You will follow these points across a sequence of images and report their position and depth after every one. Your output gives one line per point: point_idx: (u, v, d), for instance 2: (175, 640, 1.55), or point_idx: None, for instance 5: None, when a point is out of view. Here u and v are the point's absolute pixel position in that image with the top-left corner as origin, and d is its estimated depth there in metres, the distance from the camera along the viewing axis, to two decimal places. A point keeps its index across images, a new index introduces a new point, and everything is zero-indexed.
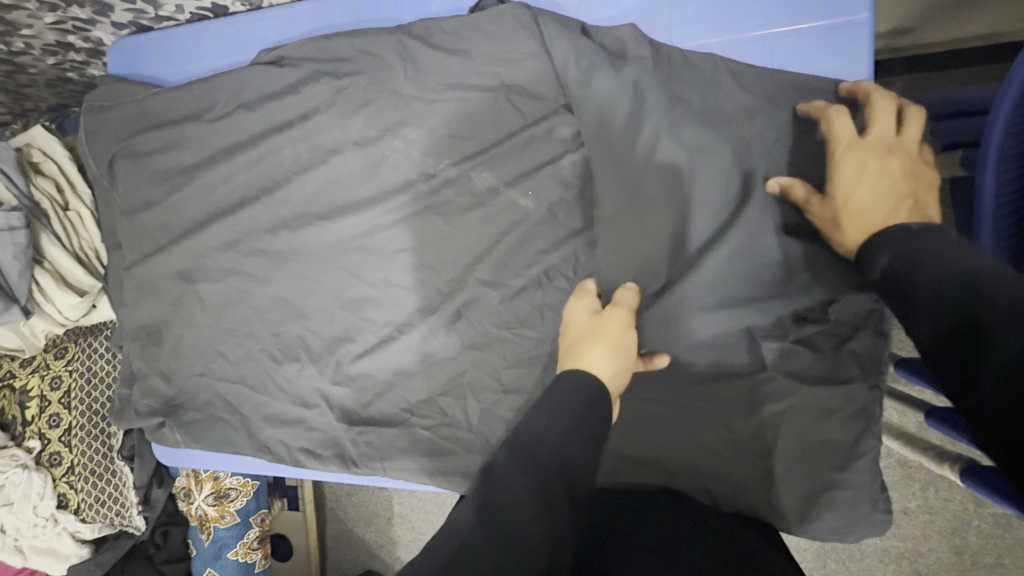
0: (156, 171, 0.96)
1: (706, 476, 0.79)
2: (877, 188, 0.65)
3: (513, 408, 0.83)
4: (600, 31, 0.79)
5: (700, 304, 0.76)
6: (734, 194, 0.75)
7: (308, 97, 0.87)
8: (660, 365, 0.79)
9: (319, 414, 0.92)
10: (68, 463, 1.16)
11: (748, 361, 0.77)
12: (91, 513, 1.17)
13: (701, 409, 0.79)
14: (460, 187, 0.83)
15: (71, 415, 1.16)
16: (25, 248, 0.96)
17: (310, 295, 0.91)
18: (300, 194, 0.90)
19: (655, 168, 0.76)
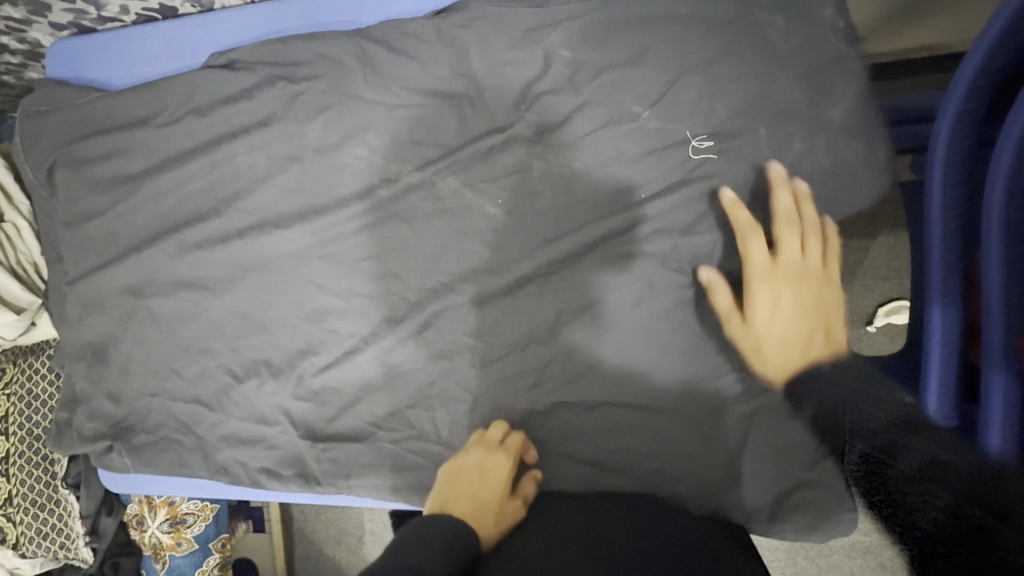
0: (100, 179, 0.91)
1: (678, 481, 0.78)
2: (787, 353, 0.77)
3: (484, 418, 0.81)
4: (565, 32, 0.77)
5: (663, 308, 0.77)
6: (694, 197, 0.76)
7: (263, 103, 0.84)
8: (630, 372, 0.79)
9: (280, 431, 0.87)
10: (8, 493, 1.12)
11: (719, 364, 0.77)
12: (33, 546, 1.14)
13: (674, 414, 0.78)
14: (424, 193, 0.80)
15: (10, 443, 1.13)
16: None
17: (270, 307, 0.87)
18: (259, 203, 0.87)
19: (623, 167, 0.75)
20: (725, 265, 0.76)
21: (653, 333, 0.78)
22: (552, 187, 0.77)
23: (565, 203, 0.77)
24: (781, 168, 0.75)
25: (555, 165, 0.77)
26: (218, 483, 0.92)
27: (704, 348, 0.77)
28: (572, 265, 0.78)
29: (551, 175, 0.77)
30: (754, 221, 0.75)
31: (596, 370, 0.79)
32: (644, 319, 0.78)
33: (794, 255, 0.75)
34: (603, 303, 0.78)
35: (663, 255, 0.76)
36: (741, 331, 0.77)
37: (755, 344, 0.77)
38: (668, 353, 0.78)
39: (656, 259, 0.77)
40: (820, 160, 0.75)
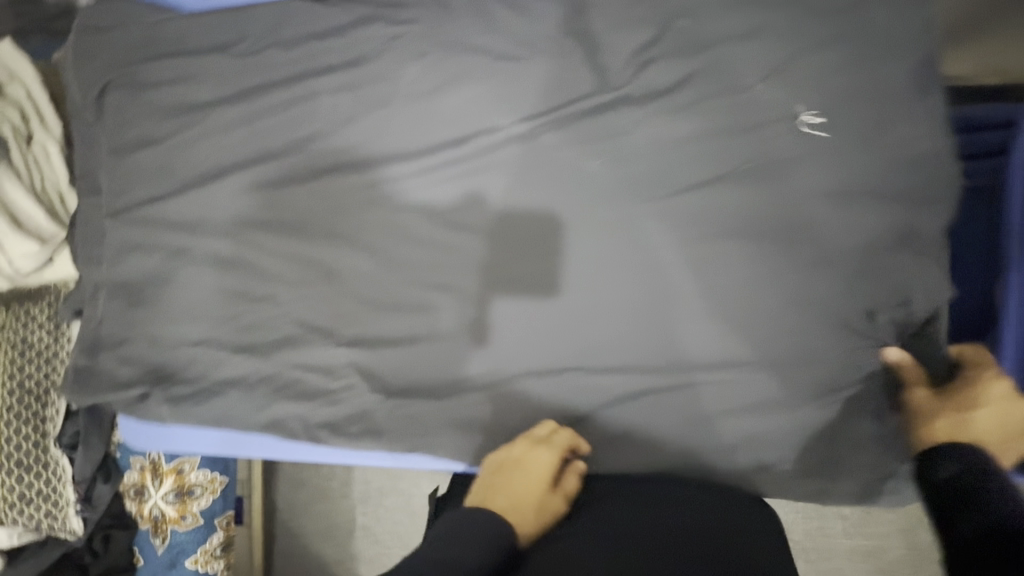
0: (162, 105, 0.85)
1: (762, 458, 0.76)
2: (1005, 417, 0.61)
3: (563, 381, 0.81)
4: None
5: (760, 282, 0.76)
6: (806, 172, 0.73)
7: (357, 42, 0.81)
8: (722, 345, 0.76)
9: (345, 386, 0.82)
10: None
11: (824, 344, 0.74)
12: (13, 512, 1.01)
13: (767, 393, 0.75)
14: (523, 148, 0.79)
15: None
16: None
17: (342, 255, 0.83)
18: (341, 145, 0.83)
19: (733, 138, 0.75)
20: (834, 242, 0.74)
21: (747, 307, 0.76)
22: (656, 153, 0.76)
23: (670, 170, 0.77)
24: (888, 150, 0.73)
25: (664, 129, 0.76)
26: (263, 437, 0.85)
27: (806, 325, 0.74)
28: (667, 230, 0.78)
29: (658, 141, 0.76)
30: (865, 202, 0.73)
31: (689, 348, 0.78)
32: (740, 293, 0.76)
33: (905, 239, 0.74)
34: (699, 281, 0.77)
35: (766, 227, 0.75)
36: (849, 311, 0.74)
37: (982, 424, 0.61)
38: (769, 332, 0.75)
39: (757, 231, 0.76)
40: (932, 145, 0.74)
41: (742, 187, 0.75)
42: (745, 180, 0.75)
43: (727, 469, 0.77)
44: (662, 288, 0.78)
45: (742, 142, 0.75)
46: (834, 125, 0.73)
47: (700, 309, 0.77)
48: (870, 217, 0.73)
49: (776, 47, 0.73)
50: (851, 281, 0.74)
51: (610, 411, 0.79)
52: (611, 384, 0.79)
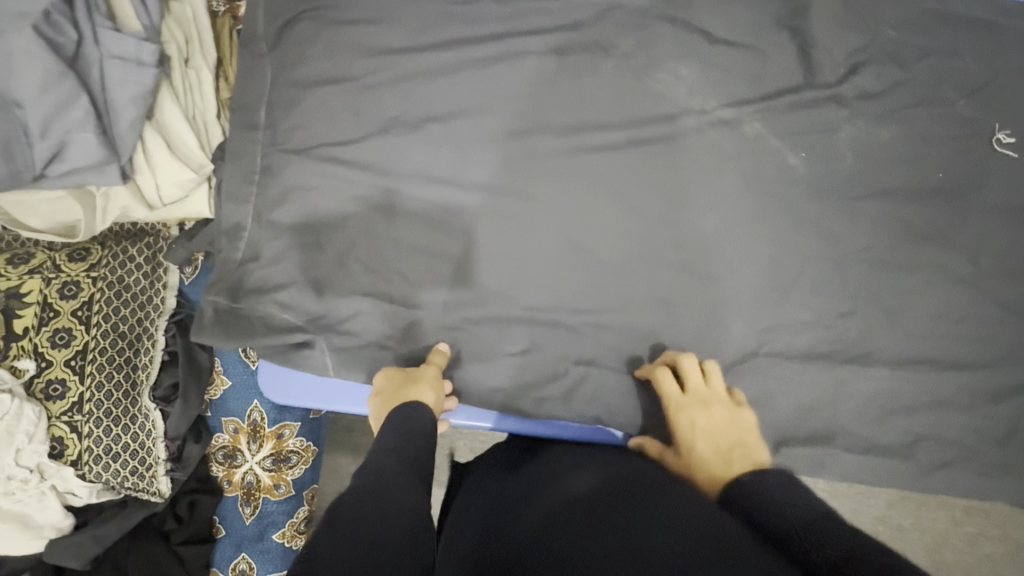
0: (358, 44, 0.82)
1: (950, 461, 0.74)
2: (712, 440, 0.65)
3: (761, 364, 0.77)
4: (897, 10, 0.81)
5: (954, 281, 0.77)
6: (996, 185, 0.78)
7: (571, 8, 0.82)
8: (918, 341, 0.76)
9: (521, 351, 0.80)
10: (77, 396, 0.92)
11: (1013, 349, 0.76)
12: (97, 468, 0.92)
13: (957, 393, 0.75)
14: (727, 131, 0.80)
15: (88, 335, 0.95)
16: (146, 94, 0.77)
17: (526, 214, 0.81)
18: (540, 106, 0.82)
19: (933, 144, 0.79)
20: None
21: (942, 305, 0.76)
22: (856, 150, 0.79)
23: (871, 166, 0.79)
24: None
25: (867, 129, 0.80)
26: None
27: (996, 329, 0.76)
28: (864, 223, 0.79)
29: (860, 139, 0.79)
30: None
31: (885, 345, 0.76)
32: (935, 289, 0.77)
33: None
34: (898, 279, 0.77)
35: (959, 231, 0.78)
36: None
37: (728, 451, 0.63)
38: (959, 336, 0.76)
39: (951, 234, 0.78)
40: None
41: (937, 191, 0.79)
42: (941, 184, 0.79)
43: (913, 475, 0.74)
44: (612, 278, 0.80)
45: (938, 150, 0.79)
46: (1021, 147, 0.79)
47: (653, 288, 0.80)
48: None
49: (968, 69, 0.80)
50: None
51: (800, 402, 0.76)
52: (801, 374, 0.76)
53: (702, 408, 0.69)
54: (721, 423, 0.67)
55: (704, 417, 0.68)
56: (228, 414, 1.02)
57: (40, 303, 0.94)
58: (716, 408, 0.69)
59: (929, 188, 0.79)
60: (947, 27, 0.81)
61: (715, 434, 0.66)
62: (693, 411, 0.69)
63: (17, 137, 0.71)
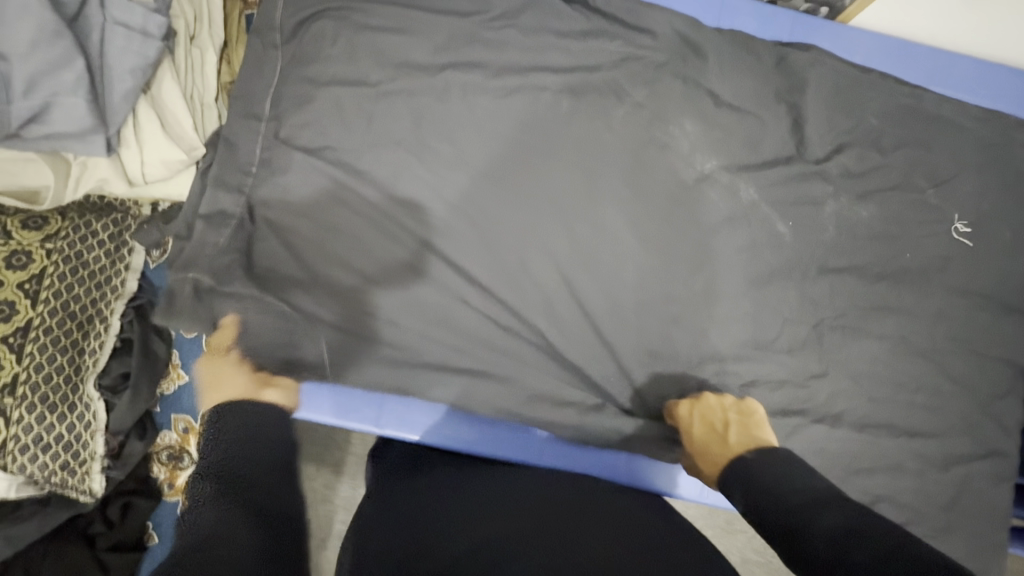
0: (378, 53, 0.82)
1: (900, 524, 0.79)
2: (708, 430, 0.73)
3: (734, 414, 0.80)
4: (882, 100, 0.89)
5: (912, 354, 0.83)
6: (954, 270, 0.86)
7: (592, 50, 0.84)
8: (875, 406, 0.82)
9: (507, 379, 0.79)
10: (11, 376, 0.83)
11: (959, 421, 0.82)
12: (21, 459, 0.82)
13: (907, 458, 0.81)
14: (723, 189, 0.85)
15: (32, 310, 0.86)
16: (147, 67, 0.73)
17: (529, 244, 0.82)
18: (551, 139, 0.84)
19: (902, 227, 0.86)
20: (972, 334, 0.85)
21: (899, 376, 0.83)
22: (834, 223, 0.86)
23: (846, 240, 0.86)
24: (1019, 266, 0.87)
25: (846, 205, 0.86)
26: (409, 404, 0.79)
27: (946, 402, 0.82)
28: (836, 291, 0.85)
29: (839, 213, 0.86)
30: (995, 305, 0.86)
31: (848, 406, 0.82)
32: (894, 360, 0.83)
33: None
34: (862, 346, 0.83)
35: (920, 308, 0.85)
36: (979, 397, 0.83)
37: (720, 436, 0.71)
38: (912, 405, 0.82)
39: (913, 310, 0.84)
40: None
41: (903, 270, 0.85)
42: (907, 264, 0.86)
43: None
44: (610, 314, 0.82)
45: (907, 232, 0.86)
46: (977, 238, 0.87)
47: (649, 330, 0.82)
48: (998, 318, 0.86)
49: (937, 162, 0.88)
50: (983, 370, 0.84)
51: None
52: (774, 429, 0.79)
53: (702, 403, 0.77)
54: (720, 415, 0.74)
55: (705, 411, 0.76)
56: (180, 412, 1.01)
57: None
58: (716, 401, 0.77)
59: (897, 266, 0.85)
60: (923, 122, 0.89)
61: (718, 423, 0.73)
62: (695, 406, 0.77)
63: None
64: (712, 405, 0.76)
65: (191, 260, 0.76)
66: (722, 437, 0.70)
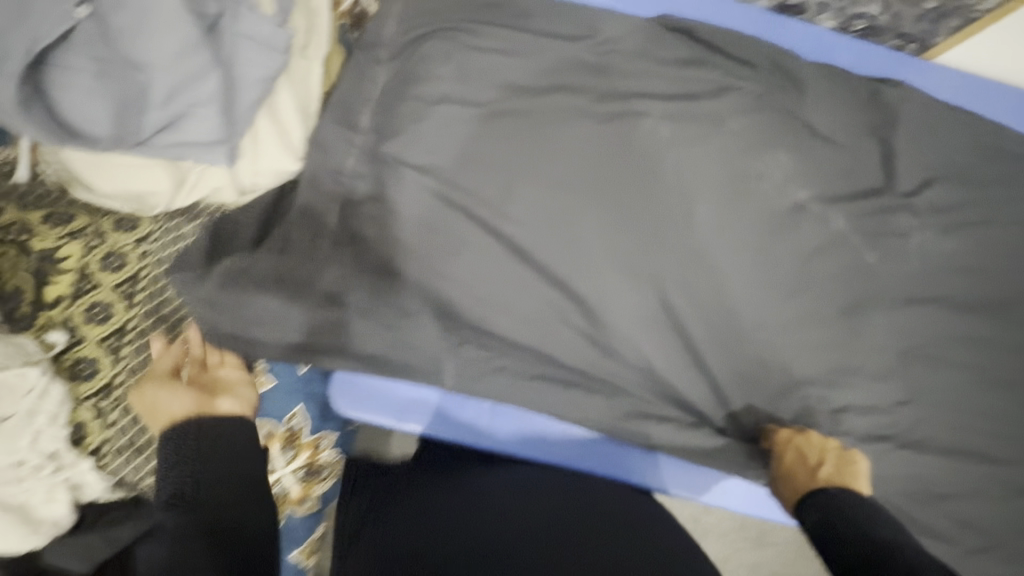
0: (488, 73, 0.83)
1: (981, 551, 0.81)
2: (800, 463, 0.76)
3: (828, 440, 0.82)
4: (968, 137, 0.92)
5: (992, 386, 0.86)
6: None
7: (694, 78, 0.86)
8: (956, 434, 0.85)
9: (605, 393, 0.82)
10: (109, 379, 0.84)
11: None
12: (117, 462, 0.82)
13: (988, 486, 0.83)
14: (815, 218, 0.87)
15: (126, 312, 0.87)
16: (270, 79, 0.74)
17: (629, 268, 0.85)
18: (652, 165, 0.85)
19: (984, 261, 0.89)
20: None
21: (980, 406, 0.85)
22: (919, 255, 0.88)
23: (931, 272, 0.88)
24: None
25: (931, 237, 0.89)
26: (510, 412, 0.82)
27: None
28: (921, 321, 0.87)
29: (925, 245, 0.88)
30: None
31: (930, 434, 0.84)
32: (976, 390, 0.86)
33: None
34: (945, 376, 0.86)
35: (1001, 341, 0.87)
36: None
37: (807, 470, 0.74)
38: (992, 435, 0.85)
39: (993, 343, 0.87)
40: None
41: (984, 303, 0.88)
42: (988, 298, 0.88)
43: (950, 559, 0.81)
44: (706, 339, 0.85)
45: (988, 267, 0.89)
46: None
47: (741, 354, 0.85)
48: None
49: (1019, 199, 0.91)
50: None
51: None
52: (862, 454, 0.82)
53: (800, 437, 0.79)
54: (823, 453, 0.76)
55: (800, 443, 0.78)
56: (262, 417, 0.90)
57: (78, 271, 0.85)
58: (817, 436, 0.79)
59: (978, 299, 0.88)
60: (1006, 160, 0.92)
61: (813, 458, 0.76)
62: (796, 438, 0.79)
63: (136, 99, 0.67)
64: (814, 444, 0.78)
65: (303, 271, 0.78)
66: (812, 471, 0.73)
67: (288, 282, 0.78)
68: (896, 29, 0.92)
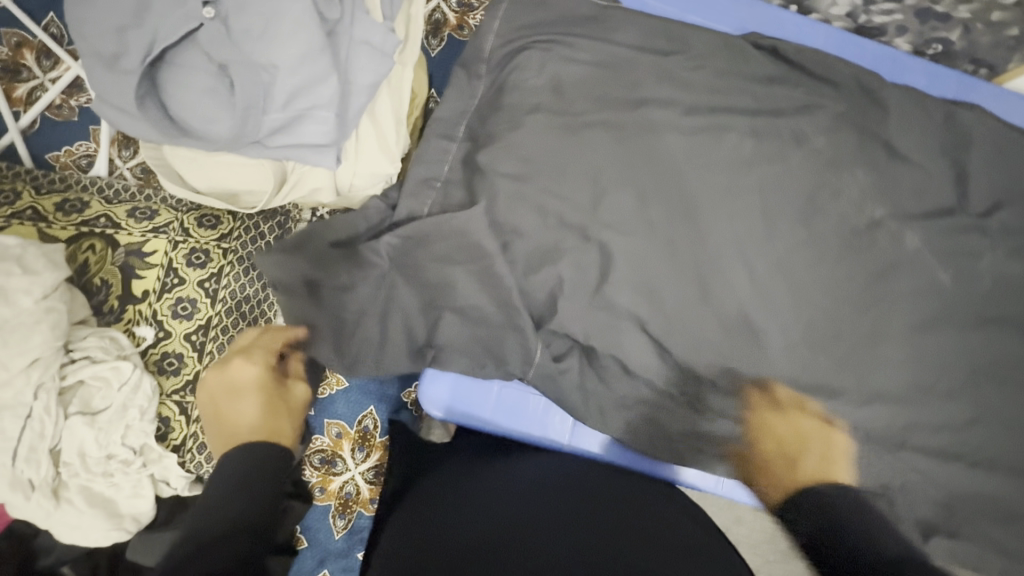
0: (581, 85, 0.86)
1: None
2: (783, 454, 0.84)
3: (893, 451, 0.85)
4: None
5: None
6: None
7: (777, 96, 0.89)
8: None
9: (676, 396, 0.86)
10: (191, 376, 0.85)
11: None
12: (198, 457, 0.85)
13: None
14: (891, 236, 0.88)
15: (209, 309, 0.88)
16: (376, 82, 0.75)
17: (711, 279, 0.85)
18: (735, 179, 0.87)
19: None
20: None
21: None
22: (988, 277, 0.90)
23: (1000, 294, 0.90)
24: None
25: (1001, 261, 0.90)
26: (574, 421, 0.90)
27: None
28: (991, 342, 0.88)
29: (996, 268, 0.90)
30: None
31: (998, 454, 0.85)
32: None
33: None
34: (1015, 399, 0.87)
35: None
36: None
37: (789, 463, 0.82)
38: None
39: None
40: None
41: None
42: None
43: None
44: (785, 352, 0.85)
45: None
46: None
47: (819, 370, 0.85)
48: None
49: None
50: None
51: (919, 490, 0.84)
52: (925, 465, 0.84)
53: (781, 419, 0.85)
54: (812, 443, 0.83)
55: (781, 429, 0.85)
56: (334, 417, 0.97)
57: (164, 267, 0.87)
58: (793, 413, 0.85)
59: None
60: None
61: (803, 453, 0.82)
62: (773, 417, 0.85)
63: (259, 102, 0.71)
64: (795, 429, 0.84)
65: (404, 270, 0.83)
66: (794, 465, 0.82)
67: (390, 270, 0.82)
68: (971, 54, 0.96)
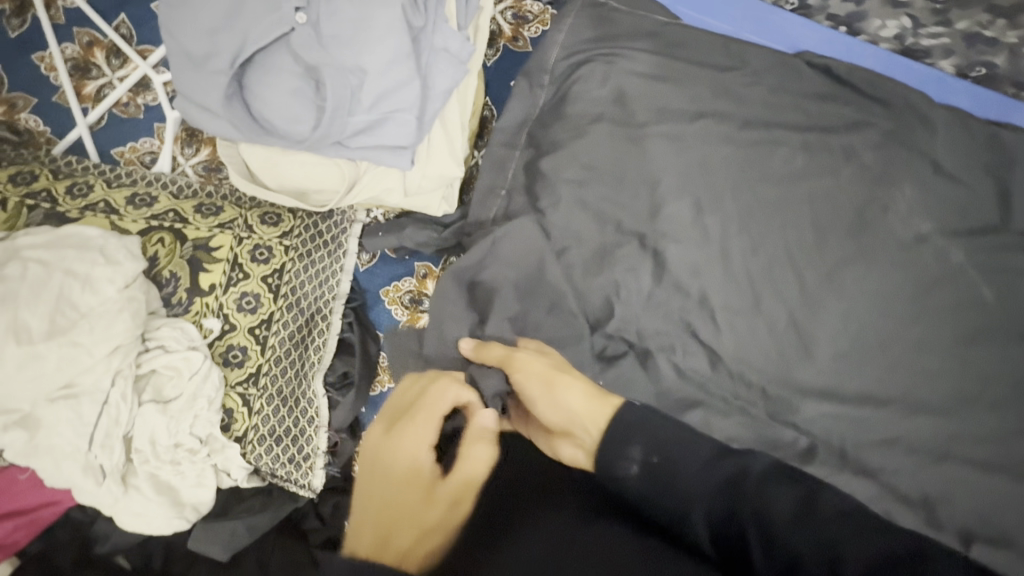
0: (644, 97, 0.92)
1: None
2: (536, 392, 0.74)
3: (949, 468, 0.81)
4: None
5: None
6: None
7: (828, 112, 0.93)
8: None
9: (727, 401, 0.86)
10: (254, 368, 0.90)
11: None
12: (258, 449, 0.89)
13: None
14: (936, 250, 0.90)
15: (270, 305, 0.92)
16: (451, 90, 0.82)
17: (760, 283, 0.88)
18: (783, 189, 0.90)
19: None
20: None
21: None
22: None
23: None
24: None
25: None
26: None
27: None
28: None
29: None
30: None
31: None
32: None
33: None
34: None
35: None
36: None
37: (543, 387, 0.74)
38: None
39: None
40: None
41: None
42: None
43: None
44: (834, 356, 0.86)
45: None
46: None
47: (866, 377, 0.85)
48: None
49: None
50: None
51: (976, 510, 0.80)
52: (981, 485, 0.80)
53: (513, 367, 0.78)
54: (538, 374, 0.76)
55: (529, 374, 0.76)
56: None
57: (228, 262, 0.91)
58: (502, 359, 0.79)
59: None
60: None
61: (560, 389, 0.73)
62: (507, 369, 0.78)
63: (346, 104, 0.78)
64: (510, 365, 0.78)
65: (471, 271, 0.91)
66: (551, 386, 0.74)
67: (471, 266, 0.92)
68: (1015, 77, 0.98)
